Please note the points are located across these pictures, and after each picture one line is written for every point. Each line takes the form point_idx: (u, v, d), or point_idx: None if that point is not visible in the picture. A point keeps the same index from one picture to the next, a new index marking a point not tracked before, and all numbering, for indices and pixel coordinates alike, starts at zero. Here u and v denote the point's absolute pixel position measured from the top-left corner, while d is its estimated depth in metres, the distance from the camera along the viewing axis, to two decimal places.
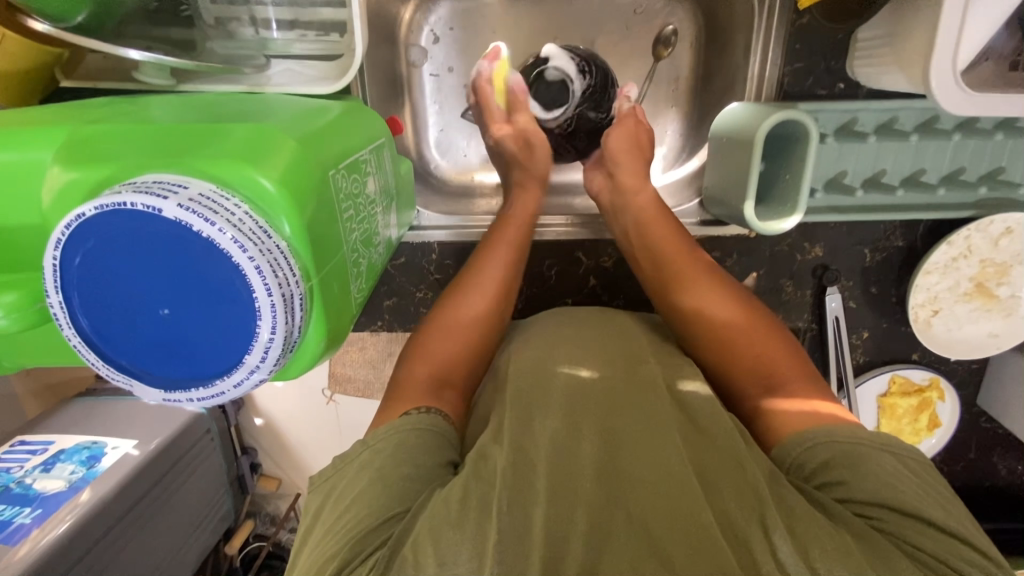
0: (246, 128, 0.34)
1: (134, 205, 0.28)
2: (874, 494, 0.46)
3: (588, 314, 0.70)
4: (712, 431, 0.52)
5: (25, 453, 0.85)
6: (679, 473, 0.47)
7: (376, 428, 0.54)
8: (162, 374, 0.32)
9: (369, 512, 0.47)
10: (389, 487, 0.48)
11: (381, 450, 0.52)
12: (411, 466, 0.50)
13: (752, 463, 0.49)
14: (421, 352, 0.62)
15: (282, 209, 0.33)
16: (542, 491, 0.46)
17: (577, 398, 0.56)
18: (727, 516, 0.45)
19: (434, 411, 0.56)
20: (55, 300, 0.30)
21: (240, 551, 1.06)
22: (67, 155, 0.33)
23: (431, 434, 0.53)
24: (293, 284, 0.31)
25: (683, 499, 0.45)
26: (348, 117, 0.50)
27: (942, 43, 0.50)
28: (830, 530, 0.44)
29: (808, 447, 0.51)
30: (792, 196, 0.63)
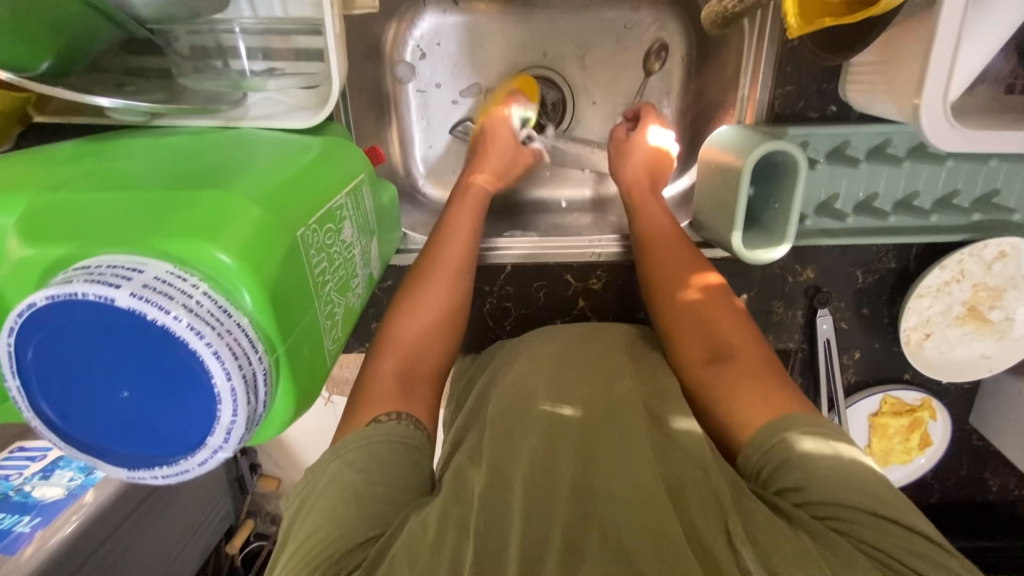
0: (207, 198, 0.33)
1: (86, 295, 0.27)
2: (832, 495, 0.46)
3: (580, 331, 0.69)
4: (685, 444, 0.52)
5: (22, 459, 0.88)
6: (652, 493, 0.47)
7: (349, 436, 0.54)
8: (126, 451, 0.31)
9: (343, 530, 0.46)
10: (366, 506, 0.48)
11: (358, 464, 0.51)
12: (387, 485, 0.50)
13: (718, 471, 0.48)
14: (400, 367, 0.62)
15: (244, 285, 0.32)
16: (518, 511, 0.47)
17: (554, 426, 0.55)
18: (694, 528, 0.45)
19: (406, 421, 0.56)
20: (12, 384, 0.29)
21: (240, 550, 1.11)
22: (24, 228, 0.32)
23: (406, 448, 0.53)
24: (254, 363, 0.30)
25: (652, 510, 0.45)
26: (324, 159, 0.49)
27: (933, 77, 0.48)
28: (791, 535, 0.44)
29: (767, 449, 0.50)
30: (781, 225, 0.62)
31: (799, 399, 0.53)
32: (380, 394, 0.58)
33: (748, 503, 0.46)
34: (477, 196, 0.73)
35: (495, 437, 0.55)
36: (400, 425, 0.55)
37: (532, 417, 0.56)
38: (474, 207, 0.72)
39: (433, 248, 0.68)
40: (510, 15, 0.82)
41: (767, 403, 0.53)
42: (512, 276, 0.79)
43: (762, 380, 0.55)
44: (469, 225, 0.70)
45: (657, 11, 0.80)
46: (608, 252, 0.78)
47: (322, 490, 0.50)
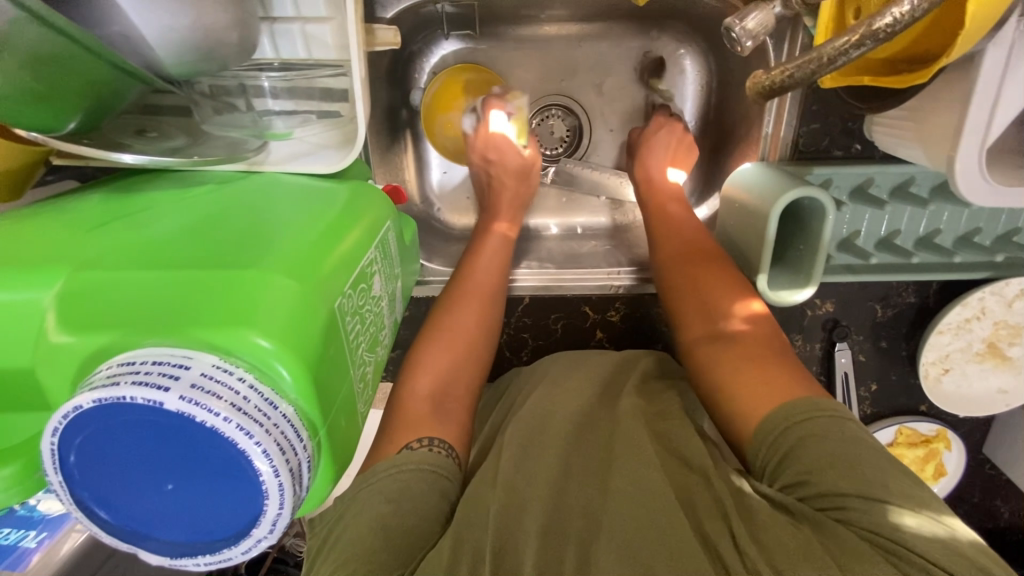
0: (249, 280, 0.32)
1: (135, 399, 0.26)
2: (834, 484, 0.44)
3: (602, 363, 0.70)
4: (693, 459, 0.53)
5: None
6: (657, 496, 0.48)
7: (378, 465, 0.53)
8: (168, 540, 0.31)
9: (372, 569, 0.45)
10: (390, 537, 0.47)
11: (387, 494, 0.50)
12: (416, 518, 0.49)
13: (718, 477, 0.50)
14: (424, 368, 0.61)
15: (287, 371, 0.31)
16: (534, 529, 0.47)
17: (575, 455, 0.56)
18: (704, 533, 0.45)
19: (438, 447, 0.54)
20: (53, 479, 0.29)
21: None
22: (64, 312, 0.31)
23: (434, 477, 0.52)
24: (300, 454, 0.30)
25: (661, 514, 0.46)
26: (351, 209, 0.48)
27: (968, 133, 0.48)
28: (791, 533, 0.44)
29: (770, 441, 0.48)
30: (807, 265, 0.62)
31: (809, 386, 0.51)
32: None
33: (748, 506, 0.47)
34: (500, 242, 0.72)
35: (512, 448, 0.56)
36: (431, 453, 0.54)
37: (550, 436, 0.57)
38: (495, 255, 0.70)
39: (452, 297, 0.66)
40: (528, 43, 0.81)
41: (766, 384, 0.51)
42: (529, 308, 0.78)
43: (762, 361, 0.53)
44: (490, 271, 0.69)
45: (679, 41, 0.79)
46: (628, 286, 0.77)
47: (350, 521, 0.49)
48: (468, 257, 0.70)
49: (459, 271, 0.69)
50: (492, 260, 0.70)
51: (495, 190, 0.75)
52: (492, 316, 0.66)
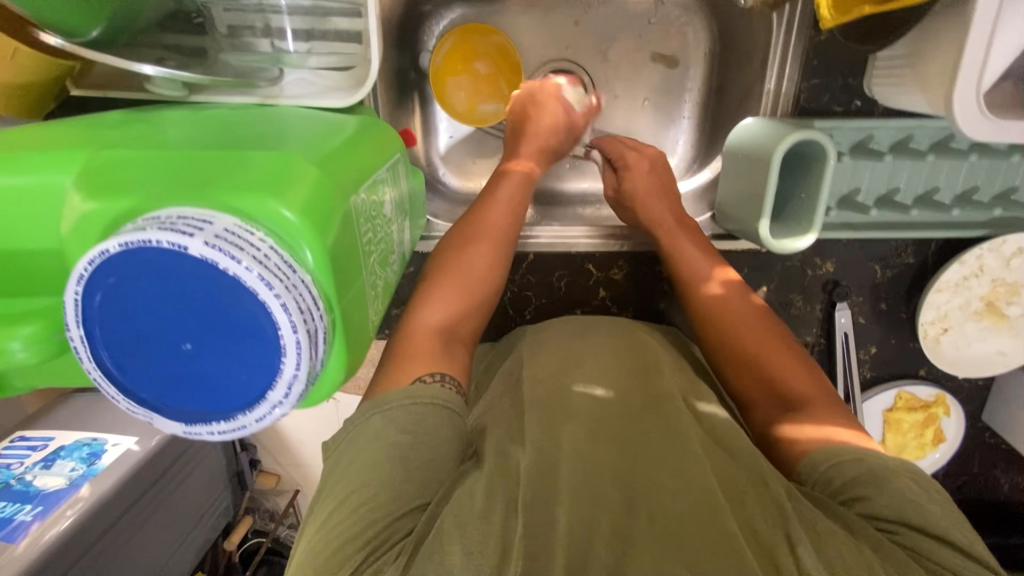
0: (269, 158, 0.33)
1: (160, 243, 0.27)
2: (898, 511, 0.47)
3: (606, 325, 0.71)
4: (733, 449, 0.54)
5: (25, 448, 0.91)
6: (705, 489, 0.48)
7: (392, 392, 0.54)
8: (183, 407, 0.31)
9: (390, 498, 0.47)
10: (412, 469, 0.49)
11: (402, 425, 0.51)
12: (433, 449, 0.51)
13: (774, 480, 0.50)
14: (433, 300, 0.62)
15: (306, 241, 0.32)
16: (564, 490, 0.48)
17: (599, 416, 0.56)
18: (756, 533, 0.46)
19: (448, 383, 0.56)
20: (75, 334, 0.29)
21: (239, 546, 1.16)
22: (85, 182, 0.32)
23: (449, 413, 0.53)
24: (317, 319, 0.31)
25: (709, 509, 0.46)
26: (364, 134, 0.49)
27: (967, 68, 0.50)
28: (852, 546, 0.45)
29: (833, 465, 0.51)
30: (807, 214, 0.63)
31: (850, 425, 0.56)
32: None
33: (806, 510, 0.48)
34: (521, 185, 0.70)
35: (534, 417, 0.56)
36: (443, 388, 0.55)
37: (575, 407, 0.57)
38: (513, 210, 0.69)
39: (461, 244, 0.66)
40: (535, 6, 0.82)
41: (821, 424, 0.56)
42: (534, 265, 0.79)
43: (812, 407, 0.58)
44: (501, 211, 0.68)
45: (683, 7, 0.80)
46: (630, 243, 0.79)
47: (365, 447, 0.50)
48: (481, 201, 0.69)
49: (468, 217, 0.68)
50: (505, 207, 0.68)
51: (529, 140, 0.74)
52: (506, 256, 0.67)
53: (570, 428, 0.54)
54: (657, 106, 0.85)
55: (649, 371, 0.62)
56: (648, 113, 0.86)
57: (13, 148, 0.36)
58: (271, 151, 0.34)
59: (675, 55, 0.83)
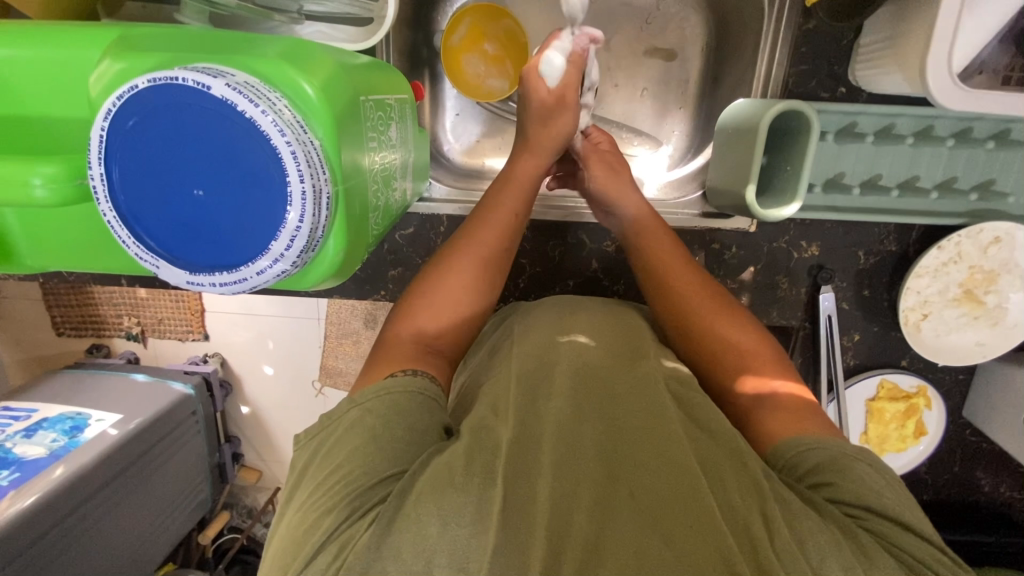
0: (290, 39, 0.36)
1: (186, 80, 0.30)
2: (862, 497, 0.48)
3: (597, 306, 0.73)
4: (710, 425, 0.54)
5: (7, 417, 0.95)
6: (683, 464, 0.47)
7: (368, 388, 0.56)
8: (189, 258, 0.33)
9: (370, 469, 0.48)
10: (383, 446, 0.50)
11: (376, 411, 0.53)
12: (405, 428, 0.51)
13: (751, 459, 0.50)
14: (421, 307, 0.63)
15: (318, 112, 0.34)
16: (546, 463, 0.48)
17: (579, 395, 0.56)
18: (730, 506, 0.45)
19: (421, 374, 0.57)
20: (96, 173, 0.31)
21: (213, 541, 1.22)
22: (119, 45, 0.35)
23: (427, 399, 0.55)
24: (323, 180, 0.33)
25: (686, 485, 0.46)
26: (376, 64, 0.52)
27: (938, 45, 0.53)
28: (823, 527, 0.45)
29: (800, 451, 0.52)
30: (793, 184, 0.66)
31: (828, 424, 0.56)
32: (403, 350, 0.60)
33: (783, 491, 0.47)
34: (510, 212, 0.69)
35: (518, 395, 0.56)
36: (415, 377, 0.56)
37: (555, 383, 0.57)
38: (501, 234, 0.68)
39: (446, 259, 0.66)
40: None
41: (796, 417, 0.56)
42: (529, 233, 0.82)
43: (780, 383, 0.59)
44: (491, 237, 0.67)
45: (681, 2, 0.86)
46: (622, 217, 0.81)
47: (342, 434, 0.52)
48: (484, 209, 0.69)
49: (458, 236, 0.68)
50: (493, 233, 0.67)
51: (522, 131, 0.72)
52: (487, 283, 0.66)
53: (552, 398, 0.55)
54: (655, 96, 0.90)
55: (634, 354, 0.63)
56: (646, 102, 0.90)
57: (48, 22, 0.38)
58: (292, 40, 0.37)
59: (674, 49, 0.88)
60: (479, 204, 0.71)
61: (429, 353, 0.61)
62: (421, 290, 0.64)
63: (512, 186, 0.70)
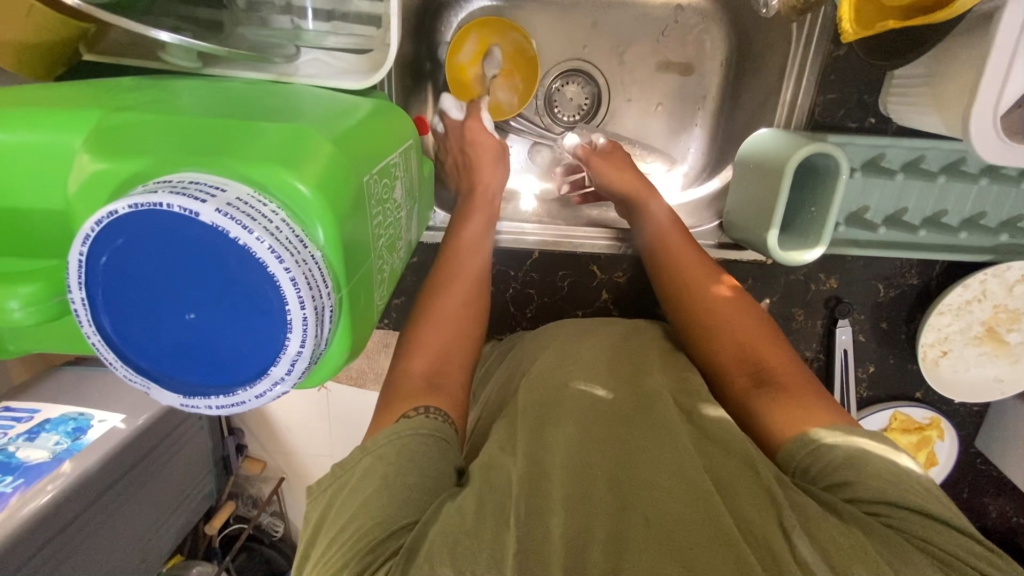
0: (287, 130, 0.32)
1: (171, 207, 0.27)
2: (882, 492, 0.45)
3: (610, 331, 0.69)
4: (721, 436, 0.51)
5: (8, 420, 0.89)
6: (694, 481, 0.46)
7: (380, 433, 0.51)
8: (182, 379, 0.31)
9: (379, 521, 0.44)
10: (394, 495, 0.46)
11: (389, 458, 0.48)
12: (418, 476, 0.47)
13: (763, 464, 0.48)
14: (420, 350, 0.59)
15: (319, 216, 0.31)
16: (558, 497, 0.46)
17: (589, 421, 0.54)
18: (746, 521, 0.44)
19: (434, 414, 0.52)
20: (76, 297, 0.29)
21: (219, 532, 1.19)
22: (98, 143, 0.31)
23: (442, 444, 0.50)
24: (324, 296, 0.30)
25: (703, 505, 0.44)
26: (378, 116, 0.48)
27: (984, 92, 0.50)
28: (844, 531, 0.42)
29: (811, 450, 0.49)
30: (816, 227, 0.63)
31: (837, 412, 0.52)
32: (409, 391, 0.55)
33: (797, 498, 0.45)
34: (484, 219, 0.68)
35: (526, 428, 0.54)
36: (429, 420, 0.52)
37: (564, 411, 0.55)
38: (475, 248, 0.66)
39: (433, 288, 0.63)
40: (555, 3, 0.82)
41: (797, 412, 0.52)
42: (538, 262, 0.79)
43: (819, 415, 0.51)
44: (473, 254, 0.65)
45: (702, 13, 0.80)
46: (634, 248, 0.78)
47: (355, 487, 0.47)
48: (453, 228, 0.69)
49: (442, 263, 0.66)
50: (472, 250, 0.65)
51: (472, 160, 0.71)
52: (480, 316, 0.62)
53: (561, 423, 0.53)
54: (672, 112, 0.85)
55: (640, 371, 0.61)
56: (661, 117, 0.85)
57: (25, 104, 0.35)
58: (288, 125, 0.34)
59: (691, 63, 0.83)
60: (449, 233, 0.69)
61: None
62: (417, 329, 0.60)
63: (479, 205, 0.69)
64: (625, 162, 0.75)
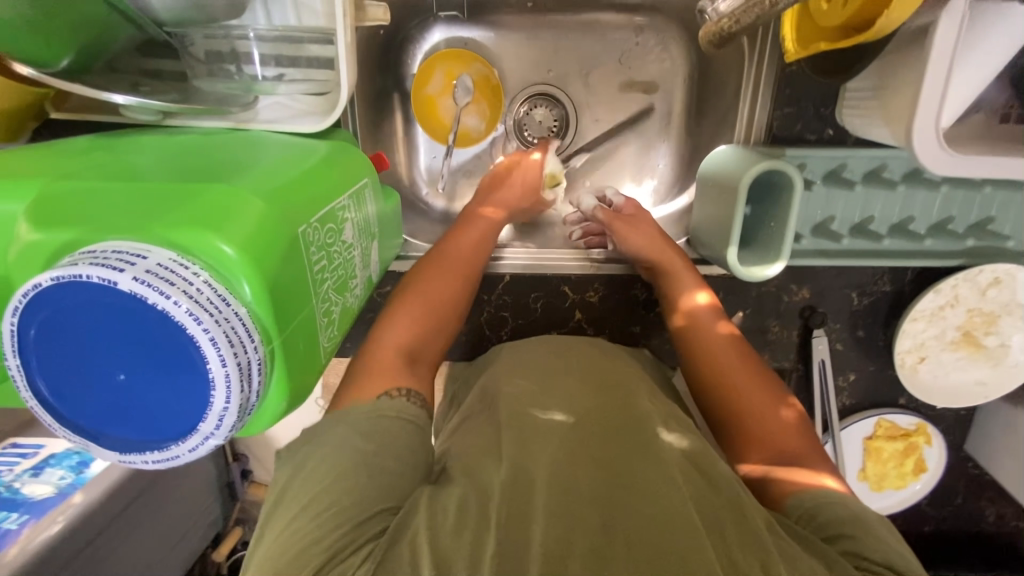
0: (214, 191, 0.34)
1: (90, 278, 0.28)
2: (883, 556, 0.45)
3: (589, 348, 0.67)
4: (713, 472, 0.50)
5: (14, 455, 0.85)
6: (680, 514, 0.44)
7: (356, 407, 0.52)
8: (120, 436, 0.32)
9: (365, 499, 0.45)
10: (374, 477, 0.47)
11: (367, 435, 0.50)
12: (397, 460, 0.49)
13: (753, 510, 0.46)
14: (396, 320, 0.60)
15: (243, 274, 0.33)
16: (541, 510, 0.44)
17: (578, 435, 0.52)
18: (732, 563, 0.42)
19: (413, 398, 0.55)
20: (13, 364, 0.30)
21: (228, 558, 1.15)
22: (32, 213, 0.33)
23: (415, 428, 0.53)
24: (250, 352, 0.31)
25: (692, 539, 0.42)
26: (330, 160, 0.50)
27: (925, 103, 0.50)
28: None
29: (820, 503, 0.50)
30: (777, 242, 0.63)
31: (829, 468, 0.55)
32: (383, 365, 0.57)
33: (789, 547, 0.44)
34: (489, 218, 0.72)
35: (508, 436, 0.53)
36: (409, 402, 0.54)
37: (545, 428, 0.53)
38: (479, 244, 0.69)
39: (417, 277, 0.64)
40: (516, 30, 0.83)
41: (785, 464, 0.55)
42: (510, 286, 0.79)
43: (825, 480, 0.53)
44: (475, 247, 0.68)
45: (661, 34, 0.82)
46: (607, 265, 0.79)
47: (329, 454, 0.48)
48: (453, 262, 0.67)
49: (436, 249, 0.67)
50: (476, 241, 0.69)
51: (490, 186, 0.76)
52: (465, 291, 0.66)
53: (548, 442, 0.51)
54: (638, 131, 0.86)
55: (622, 391, 0.58)
56: (629, 136, 0.86)
57: None
58: (218, 184, 0.35)
59: (655, 81, 0.84)
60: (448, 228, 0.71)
61: None
62: (400, 306, 0.61)
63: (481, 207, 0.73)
64: (646, 223, 0.73)
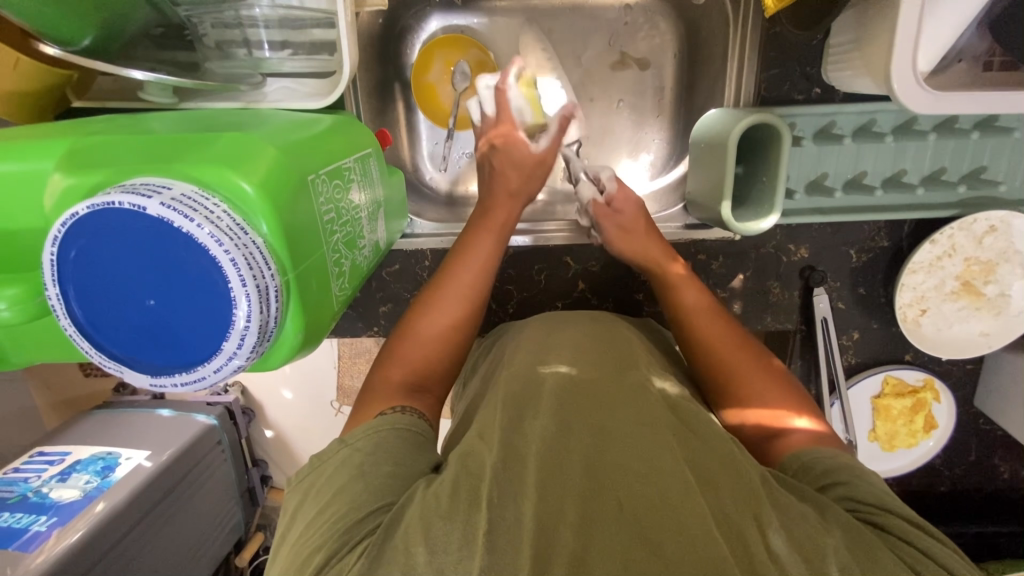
0: (232, 137, 0.37)
1: (122, 203, 0.31)
2: (876, 497, 0.47)
3: (587, 323, 0.70)
4: (703, 432, 0.51)
5: (43, 463, 0.92)
6: (672, 471, 0.45)
7: (358, 428, 0.55)
8: (150, 360, 0.34)
9: (356, 504, 0.47)
10: (370, 483, 0.48)
11: (365, 450, 0.52)
12: (393, 463, 0.50)
13: (750, 468, 0.47)
14: (402, 356, 0.63)
15: (260, 210, 0.35)
16: (533, 482, 0.45)
17: (569, 401, 0.53)
18: (724, 516, 0.43)
19: (410, 411, 0.57)
20: (52, 293, 0.33)
21: (251, 563, 1.18)
22: (66, 161, 0.36)
23: (415, 437, 0.54)
24: (268, 277, 0.34)
25: (677, 492, 0.43)
26: (338, 129, 0.53)
27: (900, 46, 0.52)
28: (821, 526, 0.43)
29: (817, 454, 0.52)
30: (769, 196, 0.65)
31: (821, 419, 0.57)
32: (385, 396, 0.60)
33: (779, 495, 0.45)
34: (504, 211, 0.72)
35: (505, 415, 0.53)
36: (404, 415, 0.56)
37: (542, 401, 0.54)
38: (483, 265, 0.68)
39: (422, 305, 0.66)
40: (509, 16, 0.87)
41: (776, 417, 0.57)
42: (514, 259, 0.82)
43: (808, 425, 0.56)
44: (480, 261, 0.68)
45: (649, 12, 0.84)
46: None
47: (331, 474, 0.50)
48: (444, 273, 0.67)
49: (442, 272, 0.67)
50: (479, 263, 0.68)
51: (498, 173, 0.74)
52: (476, 316, 0.67)
53: (537, 414, 0.52)
54: (631, 108, 0.88)
55: (623, 363, 0.61)
56: (623, 113, 0.88)
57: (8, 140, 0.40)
58: (235, 134, 0.38)
59: (646, 58, 0.86)
60: (453, 248, 0.70)
61: (411, 391, 0.60)
62: (405, 330, 0.64)
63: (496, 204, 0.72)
64: (630, 199, 0.74)
